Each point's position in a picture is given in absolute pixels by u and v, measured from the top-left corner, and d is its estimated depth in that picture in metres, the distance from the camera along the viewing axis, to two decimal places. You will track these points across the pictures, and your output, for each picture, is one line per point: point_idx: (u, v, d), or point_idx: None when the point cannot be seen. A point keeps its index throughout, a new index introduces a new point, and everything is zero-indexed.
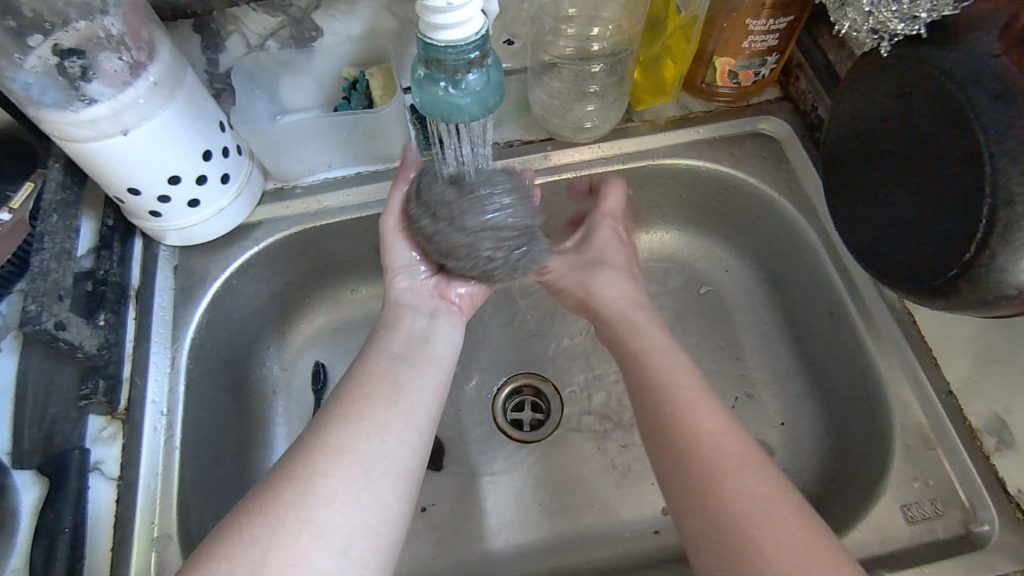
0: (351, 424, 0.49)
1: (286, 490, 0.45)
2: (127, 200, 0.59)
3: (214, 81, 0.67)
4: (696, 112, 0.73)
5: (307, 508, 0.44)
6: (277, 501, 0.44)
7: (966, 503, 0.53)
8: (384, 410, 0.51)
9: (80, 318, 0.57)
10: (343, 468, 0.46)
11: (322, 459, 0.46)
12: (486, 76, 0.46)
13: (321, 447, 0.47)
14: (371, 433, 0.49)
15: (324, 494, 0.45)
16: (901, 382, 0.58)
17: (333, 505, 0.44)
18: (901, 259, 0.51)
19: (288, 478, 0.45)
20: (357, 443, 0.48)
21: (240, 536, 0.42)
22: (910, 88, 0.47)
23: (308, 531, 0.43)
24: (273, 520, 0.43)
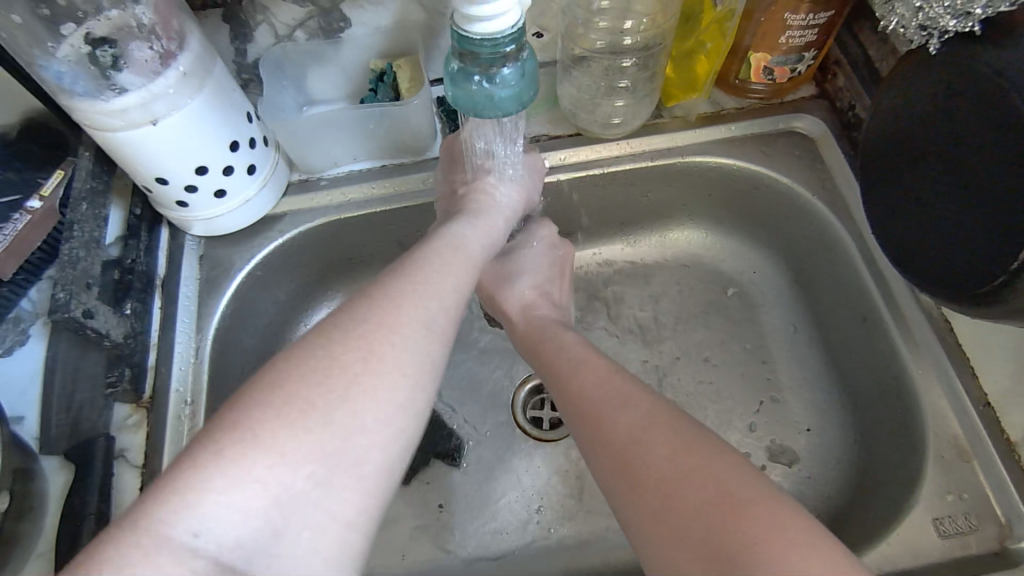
0: (426, 324, 0.43)
1: (319, 376, 0.38)
2: (155, 189, 0.59)
3: (241, 71, 0.67)
4: (728, 109, 0.71)
5: (379, 416, 0.39)
6: (325, 389, 0.38)
7: (1003, 519, 0.52)
8: (454, 321, 0.46)
9: (107, 306, 0.57)
10: (411, 373, 0.41)
11: (404, 359, 0.41)
12: (522, 69, 0.44)
13: (401, 340, 0.41)
14: (421, 333, 0.42)
15: (367, 397, 0.39)
16: (937, 392, 0.57)
17: (397, 415, 0.39)
18: (942, 265, 0.50)
19: (374, 370, 0.39)
20: (433, 356, 0.42)
21: (322, 425, 0.37)
22: (959, 87, 0.45)
23: (377, 443, 0.38)
24: (358, 412, 0.38)
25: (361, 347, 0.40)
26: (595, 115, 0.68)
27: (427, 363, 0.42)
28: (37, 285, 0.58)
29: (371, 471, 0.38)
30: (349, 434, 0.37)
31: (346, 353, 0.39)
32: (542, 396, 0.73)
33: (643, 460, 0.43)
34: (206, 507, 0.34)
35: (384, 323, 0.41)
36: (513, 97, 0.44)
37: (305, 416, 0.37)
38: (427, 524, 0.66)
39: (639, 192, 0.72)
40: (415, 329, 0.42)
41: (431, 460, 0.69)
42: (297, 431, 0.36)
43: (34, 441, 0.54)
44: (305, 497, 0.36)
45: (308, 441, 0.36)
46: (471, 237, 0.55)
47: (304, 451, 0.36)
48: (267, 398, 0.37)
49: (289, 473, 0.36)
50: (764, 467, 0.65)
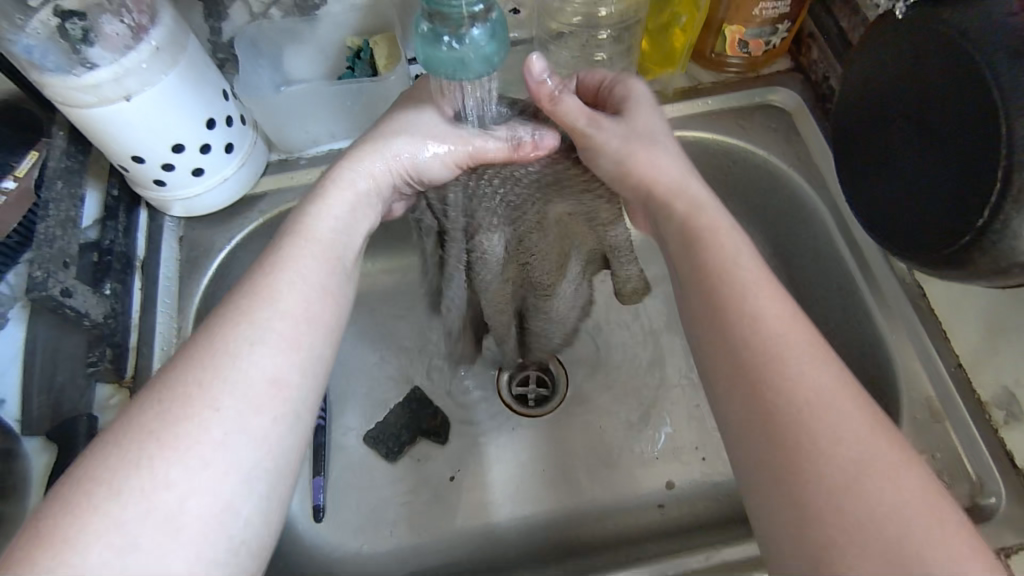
0: (272, 342, 0.41)
1: (170, 406, 0.38)
2: (131, 168, 0.59)
3: (217, 50, 0.66)
4: (705, 83, 0.71)
5: (220, 452, 0.37)
6: (168, 419, 0.37)
7: (974, 476, 0.53)
8: (310, 331, 0.43)
9: (86, 287, 0.57)
10: (252, 390, 0.39)
11: (237, 389, 0.39)
12: (492, 31, 0.43)
13: (236, 368, 0.40)
14: (292, 355, 0.42)
15: (225, 419, 0.38)
16: (910, 355, 0.58)
17: (245, 439, 0.38)
18: (911, 227, 0.51)
19: (215, 402, 0.38)
20: (284, 373, 0.41)
21: (147, 474, 0.36)
22: (925, 49, 0.46)
23: (224, 477, 0.37)
24: (207, 447, 0.37)
25: (190, 386, 0.39)
26: (569, 72, 0.67)
27: (275, 381, 0.40)
28: (14, 269, 0.56)
29: (228, 508, 0.37)
30: (205, 463, 0.37)
31: (178, 397, 0.38)
32: (526, 372, 0.73)
33: (787, 364, 0.38)
34: (91, 549, 0.34)
35: (214, 358, 0.40)
36: (484, 59, 0.44)
37: (131, 472, 0.36)
38: (415, 500, 0.67)
39: None
40: (254, 353, 0.41)
41: (417, 438, 0.70)
42: (157, 470, 0.36)
43: (16, 422, 0.54)
44: (159, 527, 0.35)
45: (136, 500, 0.35)
46: (337, 226, 0.48)
47: (135, 507, 0.35)
48: (110, 460, 0.36)
49: (119, 534, 0.34)
50: None
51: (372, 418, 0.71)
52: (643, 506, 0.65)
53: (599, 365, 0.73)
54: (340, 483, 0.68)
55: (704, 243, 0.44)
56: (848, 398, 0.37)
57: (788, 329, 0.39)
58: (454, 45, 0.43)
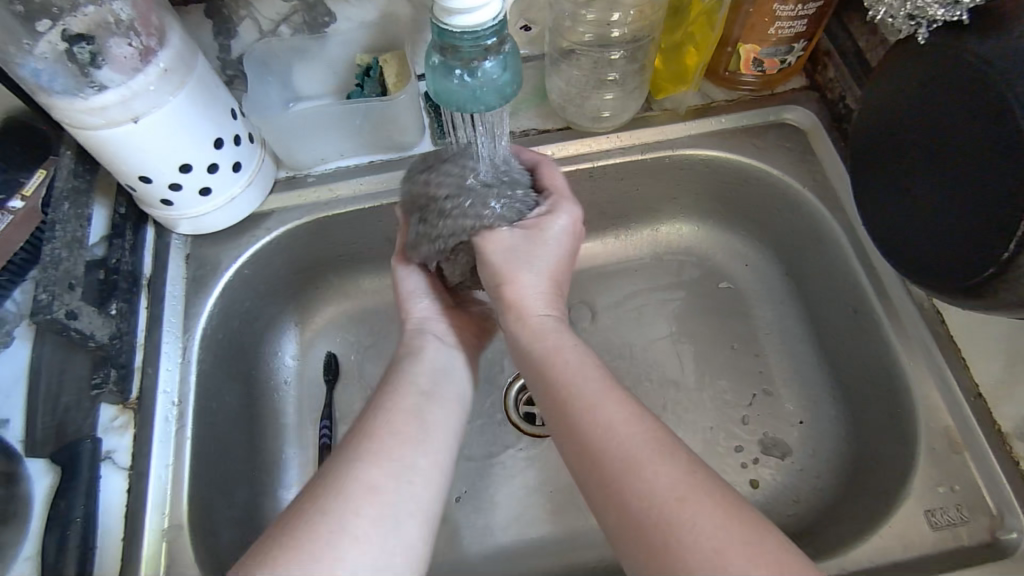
0: (394, 466, 0.43)
1: (297, 525, 0.39)
2: (138, 188, 0.58)
3: (225, 68, 0.66)
4: (718, 101, 0.70)
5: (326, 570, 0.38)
6: (300, 541, 0.38)
7: (994, 510, 0.51)
8: (415, 446, 0.45)
9: (92, 308, 0.56)
10: (376, 515, 0.40)
11: (344, 503, 0.40)
12: (503, 64, 0.43)
13: (348, 488, 0.41)
14: (399, 473, 0.43)
15: (340, 540, 0.39)
16: (928, 383, 0.56)
17: (367, 566, 0.39)
18: (932, 257, 0.49)
19: (358, 531, 0.39)
20: (383, 485, 0.42)
21: None
22: (947, 77, 0.45)
23: None
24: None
25: (337, 516, 0.40)
26: (578, 93, 0.67)
27: (376, 493, 0.41)
28: (21, 288, 0.57)
29: None
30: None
31: (310, 530, 0.39)
32: None
33: (622, 445, 0.41)
34: None
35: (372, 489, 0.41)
36: (496, 92, 0.43)
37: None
38: None
39: (630, 186, 0.72)
40: (361, 469, 0.42)
41: None
42: None
43: (19, 444, 0.53)
44: None
45: None
46: (429, 367, 0.53)
47: None
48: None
49: None
50: (757, 461, 0.66)
51: None
52: None
53: None
54: None
55: (550, 371, 0.47)
56: (695, 488, 0.38)
57: (625, 436, 0.41)
58: (465, 79, 0.43)
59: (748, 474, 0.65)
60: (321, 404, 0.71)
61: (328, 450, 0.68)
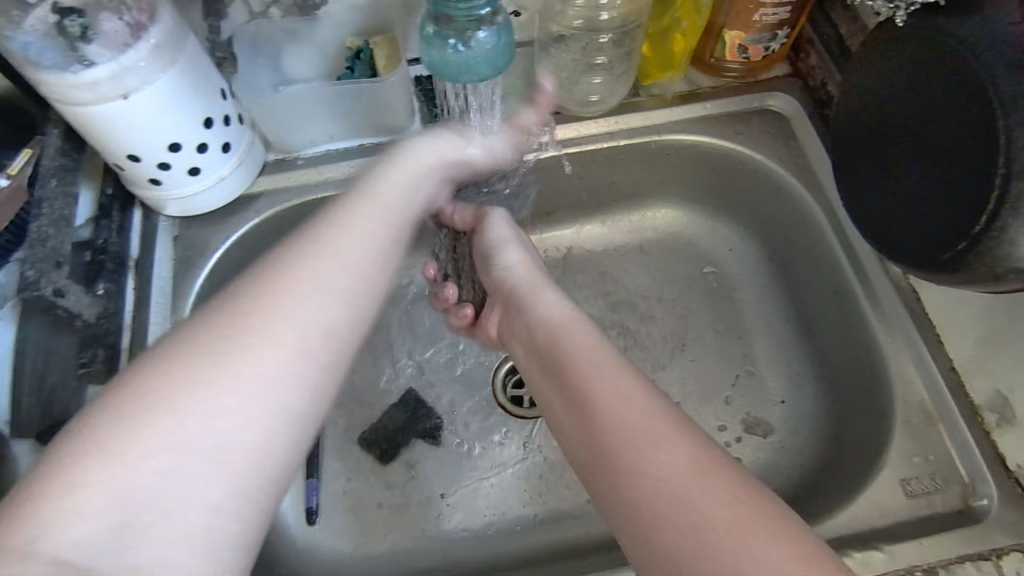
0: (337, 298, 0.45)
1: (181, 345, 0.40)
2: (127, 167, 0.58)
3: (215, 48, 0.65)
4: (704, 88, 0.72)
5: (271, 388, 0.40)
6: (199, 355, 0.40)
7: (966, 478, 0.54)
8: (363, 288, 0.46)
9: (79, 286, 0.56)
10: (318, 351, 0.42)
11: (289, 325, 0.42)
12: (497, 35, 0.45)
13: (291, 309, 0.43)
14: (347, 305, 0.45)
15: (258, 365, 0.40)
16: (905, 359, 0.59)
17: (306, 399, 0.41)
18: (907, 235, 0.51)
19: (237, 351, 0.40)
20: (337, 322, 0.44)
21: (205, 398, 0.38)
22: (924, 58, 0.47)
23: (271, 415, 0.40)
24: (245, 393, 0.39)
25: (212, 351, 0.40)
26: (566, 78, 0.68)
27: (325, 331, 0.43)
28: (7, 267, 0.54)
29: (265, 449, 0.39)
30: (258, 397, 0.40)
31: (221, 347, 0.40)
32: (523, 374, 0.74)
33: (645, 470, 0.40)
34: (148, 472, 0.36)
35: (291, 298, 0.43)
36: (488, 62, 0.45)
37: (151, 411, 0.37)
38: (411, 502, 0.67)
39: (616, 172, 0.74)
40: (307, 296, 0.43)
41: (414, 439, 0.70)
42: (204, 397, 0.38)
43: (5, 425, 0.53)
44: (212, 455, 0.37)
45: (190, 418, 0.38)
46: (402, 198, 0.54)
47: (193, 428, 0.38)
48: (142, 387, 0.38)
49: (166, 458, 0.37)
50: (740, 438, 0.68)
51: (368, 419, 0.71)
52: None
53: None
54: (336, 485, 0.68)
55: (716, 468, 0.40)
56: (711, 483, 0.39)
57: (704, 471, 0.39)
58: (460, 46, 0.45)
59: (732, 451, 0.67)
60: None
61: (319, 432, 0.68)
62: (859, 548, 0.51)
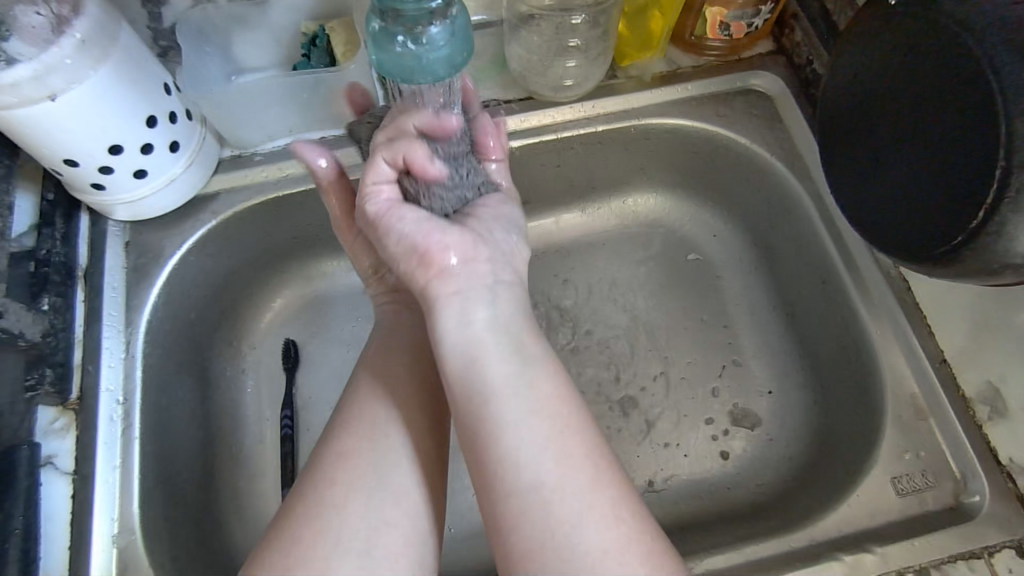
0: (407, 430, 0.45)
1: (321, 483, 0.41)
2: (66, 172, 0.53)
3: (157, 38, 0.61)
4: (684, 68, 0.68)
5: (381, 508, 0.41)
6: (330, 487, 0.41)
7: (957, 474, 0.52)
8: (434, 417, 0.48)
9: (19, 304, 0.53)
10: (374, 479, 0.42)
11: (377, 451, 0.43)
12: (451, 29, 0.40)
13: (376, 436, 0.44)
14: (418, 432, 0.45)
15: (346, 497, 0.41)
16: (895, 350, 0.57)
17: (383, 530, 0.40)
18: (899, 226, 0.49)
19: (364, 471, 0.42)
20: (402, 458, 0.44)
21: (345, 514, 0.40)
22: (919, 38, 0.44)
23: (382, 535, 0.40)
24: (365, 503, 0.41)
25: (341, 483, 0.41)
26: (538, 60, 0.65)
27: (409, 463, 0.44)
28: None
29: (420, 563, 0.40)
30: (392, 520, 0.41)
31: (357, 452, 0.43)
32: None
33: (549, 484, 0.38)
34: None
35: (366, 404, 0.46)
36: (444, 60, 0.41)
37: (336, 505, 0.40)
38: None
39: (595, 159, 0.70)
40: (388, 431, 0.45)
41: None
42: (363, 514, 0.40)
43: None
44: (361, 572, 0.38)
45: (339, 541, 0.39)
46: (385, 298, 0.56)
47: (346, 551, 0.38)
48: (291, 527, 0.39)
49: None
50: (727, 432, 0.66)
51: None
52: None
53: (580, 365, 0.70)
54: None
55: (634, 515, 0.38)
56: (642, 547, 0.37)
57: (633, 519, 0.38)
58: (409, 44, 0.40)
59: (719, 446, 0.65)
60: (284, 397, 0.68)
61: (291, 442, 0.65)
62: (849, 551, 0.49)
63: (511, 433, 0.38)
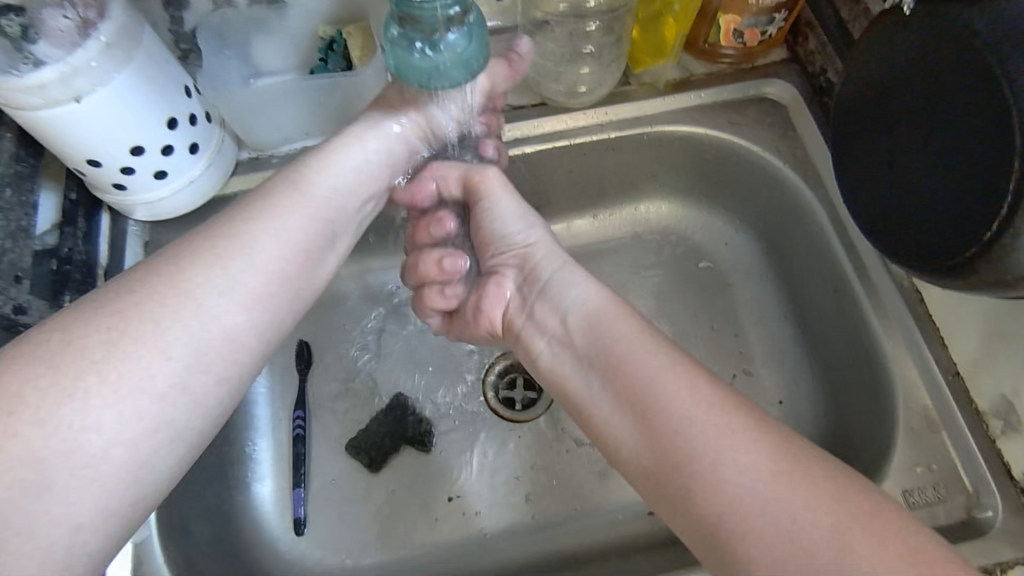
0: (250, 304, 0.46)
1: (124, 324, 0.41)
2: (88, 173, 0.55)
3: (179, 41, 0.62)
4: (697, 75, 0.68)
5: (145, 393, 0.41)
6: (120, 354, 0.40)
7: (969, 488, 0.51)
8: (281, 288, 0.48)
9: (42, 300, 0.54)
10: (173, 344, 0.42)
11: (192, 325, 0.43)
12: (467, 36, 0.41)
13: (203, 298, 0.44)
14: (242, 301, 0.45)
15: (138, 369, 0.41)
16: (907, 361, 0.56)
17: (111, 432, 0.39)
18: (910, 235, 0.48)
19: (145, 330, 0.42)
20: (236, 327, 0.45)
21: (77, 402, 0.39)
22: (933, 47, 0.43)
23: (139, 421, 0.40)
24: (124, 396, 0.40)
25: (142, 328, 0.42)
26: (552, 67, 0.65)
27: (230, 337, 0.44)
28: None
29: (144, 470, 0.40)
30: (136, 412, 0.40)
31: (70, 357, 0.39)
32: (512, 375, 0.72)
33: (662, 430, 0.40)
34: (49, 479, 0.37)
35: (202, 274, 0.44)
36: (461, 66, 0.42)
37: (35, 401, 0.38)
38: (399, 512, 0.66)
39: (607, 165, 0.70)
40: (209, 292, 0.44)
41: (400, 447, 0.69)
42: (115, 386, 0.40)
43: None
44: (78, 474, 0.38)
45: (62, 436, 0.38)
46: (330, 193, 0.53)
47: (57, 443, 0.37)
48: (28, 385, 0.38)
49: (38, 471, 0.37)
50: None
51: (354, 425, 0.70)
52: (633, 515, 0.65)
53: None
54: (323, 494, 0.67)
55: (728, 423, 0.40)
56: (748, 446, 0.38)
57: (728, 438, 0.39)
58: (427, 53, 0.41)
59: None
60: (296, 399, 0.70)
61: (303, 442, 0.68)
62: None
63: (621, 430, 0.43)
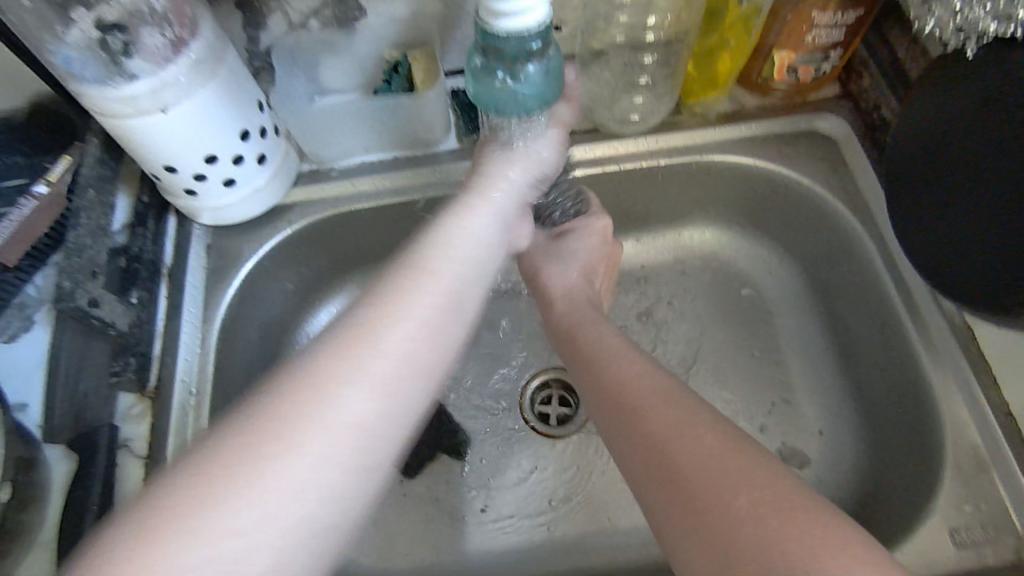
0: (407, 382, 0.42)
1: (304, 396, 0.39)
2: (163, 177, 0.58)
3: (253, 59, 0.63)
4: (748, 108, 0.69)
5: (314, 470, 0.37)
6: (314, 413, 0.39)
7: (1021, 532, 0.50)
8: (421, 369, 0.43)
9: (113, 295, 0.57)
10: (384, 406, 0.41)
11: (328, 414, 0.39)
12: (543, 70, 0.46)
13: (377, 362, 0.42)
14: (384, 366, 0.42)
15: (325, 455, 0.38)
16: (957, 400, 0.56)
17: (278, 526, 0.36)
18: (966, 273, 0.49)
19: (322, 399, 0.39)
20: (366, 414, 0.40)
21: (256, 475, 0.36)
22: (995, 91, 0.44)
23: (309, 497, 0.37)
24: (319, 456, 0.38)
25: (308, 406, 0.39)
26: (606, 95, 0.67)
27: (367, 424, 0.40)
28: (43, 271, 0.54)
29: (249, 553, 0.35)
30: (296, 494, 0.37)
31: (258, 429, 0.38)
32: (549, 393, 0.73)
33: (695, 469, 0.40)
34: (200, 558, 0.34)
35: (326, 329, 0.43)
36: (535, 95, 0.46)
37: (203, 498, 0.35)
38: (434, 521, 0.67)
39: (655, 190, 0.72)
40: (346, 383, 0.40)
41: (438, 456, 0.69)
42: (310, 454, 0.38)
43: (37, 430, 0.51)
44: (229, 560, 0.34)
45: (260, 504, 0.36)
46: (450, 268, 0.49)
47: (214, 531, 0.35)
48: (209, 475, 0.36)
49: (240, 540, 0.35)
50: None
51: None
52: None
53: None
54: None
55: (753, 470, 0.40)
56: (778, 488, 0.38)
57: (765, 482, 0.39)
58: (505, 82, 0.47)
59: None
60: None
61: None
62: None
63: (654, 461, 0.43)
